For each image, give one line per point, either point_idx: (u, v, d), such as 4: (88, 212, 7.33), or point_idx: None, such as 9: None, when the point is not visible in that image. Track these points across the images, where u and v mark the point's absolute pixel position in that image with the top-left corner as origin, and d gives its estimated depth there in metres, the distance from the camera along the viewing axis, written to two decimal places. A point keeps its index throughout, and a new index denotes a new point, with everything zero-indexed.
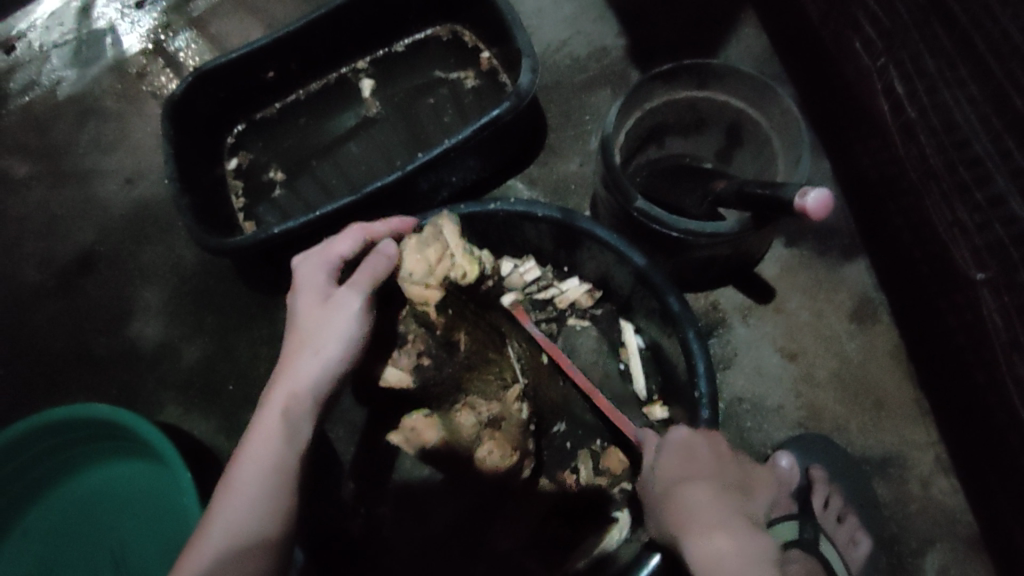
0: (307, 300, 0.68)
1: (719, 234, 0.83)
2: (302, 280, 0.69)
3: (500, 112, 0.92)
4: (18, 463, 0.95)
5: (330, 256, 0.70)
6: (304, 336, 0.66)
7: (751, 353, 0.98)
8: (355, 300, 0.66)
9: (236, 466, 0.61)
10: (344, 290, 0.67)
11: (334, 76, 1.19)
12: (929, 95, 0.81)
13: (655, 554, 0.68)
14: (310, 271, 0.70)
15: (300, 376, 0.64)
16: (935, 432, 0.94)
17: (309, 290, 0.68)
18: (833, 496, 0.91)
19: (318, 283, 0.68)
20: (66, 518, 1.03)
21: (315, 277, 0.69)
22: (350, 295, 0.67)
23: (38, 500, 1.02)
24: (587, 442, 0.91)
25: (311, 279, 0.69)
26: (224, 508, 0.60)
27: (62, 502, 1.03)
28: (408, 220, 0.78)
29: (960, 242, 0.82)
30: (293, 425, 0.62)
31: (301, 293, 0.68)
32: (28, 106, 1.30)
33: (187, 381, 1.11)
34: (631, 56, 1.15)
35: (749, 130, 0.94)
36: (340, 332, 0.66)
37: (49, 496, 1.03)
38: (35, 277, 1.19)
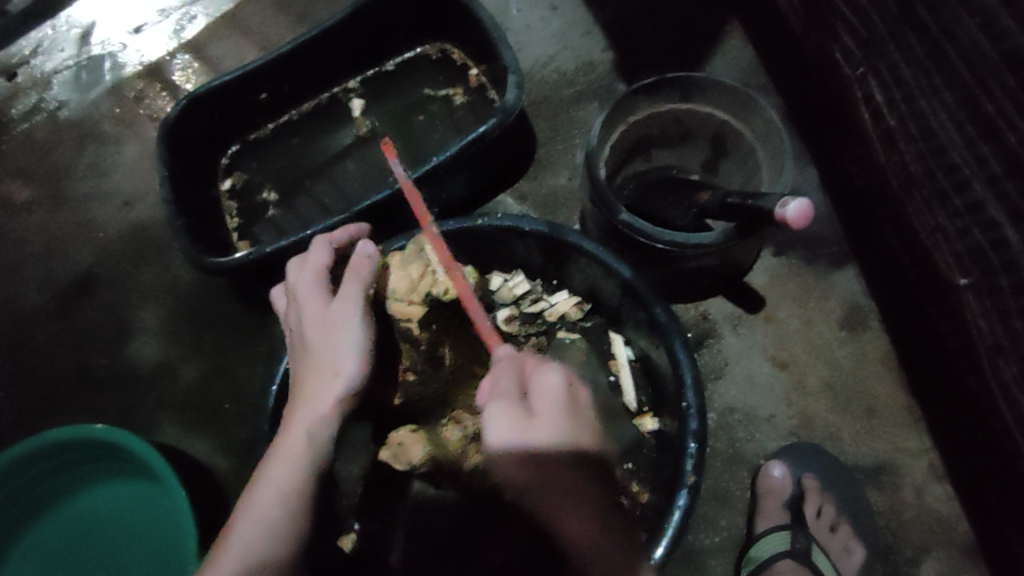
0: (312, 319, 0.68)
1: (704, 244, 0.84)
2: (298, 301, 0.70)
3: (486, 129, 0.93)
4: (11, 487, 0.96)
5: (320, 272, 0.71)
6: (317, 355, 0.66)
7: (742, 362, 0.98)
8: (354, 309, 0.67)
9: (257, 488, 0.60)
10: (342, 301, 0.68)
11: (326, 96, 1.21)
12: (906, 103, 0.81)
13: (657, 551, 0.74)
14: (304, 291, 0.70)
15: (323, 396, 0.63)
16: (928, 439, 0.93)
17: (310, 308, 0.68)
18: (826, 504, 0.92)
19: (318, 300, 0.69)
20: (58, 543, 1.03)
21: (311, 295, 0.69)
22: (348, 305, 0.67)
23: (30, 526, 1.03)
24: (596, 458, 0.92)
25: (308, 298, 0.69)
26: (245, 530, 0.58)
27: (54, 528, 1.04)
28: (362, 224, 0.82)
29: (942, 247, 0.82)
30: (319, 443, 0.62)
31: (303, 314, 0.68)
32: (29, 131, 1.32)
33: (184, 400, 1.12)
34: (617, 71, 1.16)
35: (732, 141, 0.95)
36: (350, 344, 0.65)
37: (40, 522, 1.03)
38: (35, 299, 1.20)
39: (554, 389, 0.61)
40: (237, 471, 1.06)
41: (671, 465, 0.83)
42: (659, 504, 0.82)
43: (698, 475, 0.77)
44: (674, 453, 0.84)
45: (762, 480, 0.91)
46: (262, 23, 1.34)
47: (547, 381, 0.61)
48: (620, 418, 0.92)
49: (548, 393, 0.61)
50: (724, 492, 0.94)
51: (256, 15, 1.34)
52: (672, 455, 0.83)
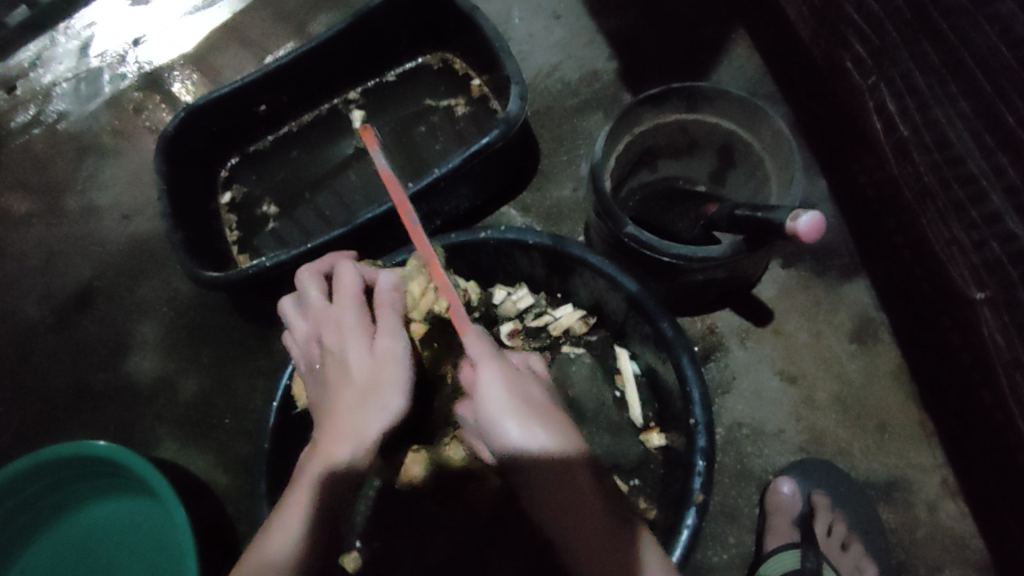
0: (355, 344, 0.63)
1: (710, 258, 0.83)
2: (335, 328, 0.66)
3: (489, 140, 0.92)
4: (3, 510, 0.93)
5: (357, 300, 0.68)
6: (358, 381, 0.61)
7: (750, 376, 0.96)
8: (401, 342, 0.64)
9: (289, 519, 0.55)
10: (386, 333, 0.64)
11: (326, 108, 1.20)
12: (920, 113, 0.81)
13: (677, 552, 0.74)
14: (343, 318, 0.66)
15: (364, 429, 0.59)
16: (941, 455, 0.91)
17: (351, 335, 0.64)
18: (836, 522, 0.90)
19: (360, 327, 0.65)
20: (51, 568, 1.00)
21: (352, 323, 0.66)
22: (394, 337, 0.64)
23: (19, 553, 0.99)
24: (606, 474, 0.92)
25: (348, 325, 0.66)
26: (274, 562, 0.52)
27: (45, 553, 1.01)
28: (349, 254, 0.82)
29: (958, 260, 0.82)
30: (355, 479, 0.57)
31: (345, 339, 0.64)
32: (29, 143, 1.31)
33: (184, 415, 1.10)
34: (621, 80, 1.15)
35: (740, 151, 0.94)
36: (396, 377, 0.62)
37: (30, 548, 1.00)
38: (34, 313, 1.19)
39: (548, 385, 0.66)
40: (237, 488, 1.05)
41: (679, 483, 0.81)
42: (669, 522, 0.80)
43: (707, 494, 0.75)
44: (681, 471, 0.82)
45: (772, 496, 0.89)
46: (262, 34, 1.33)
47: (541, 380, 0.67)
48: (627, 434, 0.91)
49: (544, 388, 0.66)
50: (732, 509, 0.92)
51: (256, 26, 1.33)
52: (681, 472, 0.82)
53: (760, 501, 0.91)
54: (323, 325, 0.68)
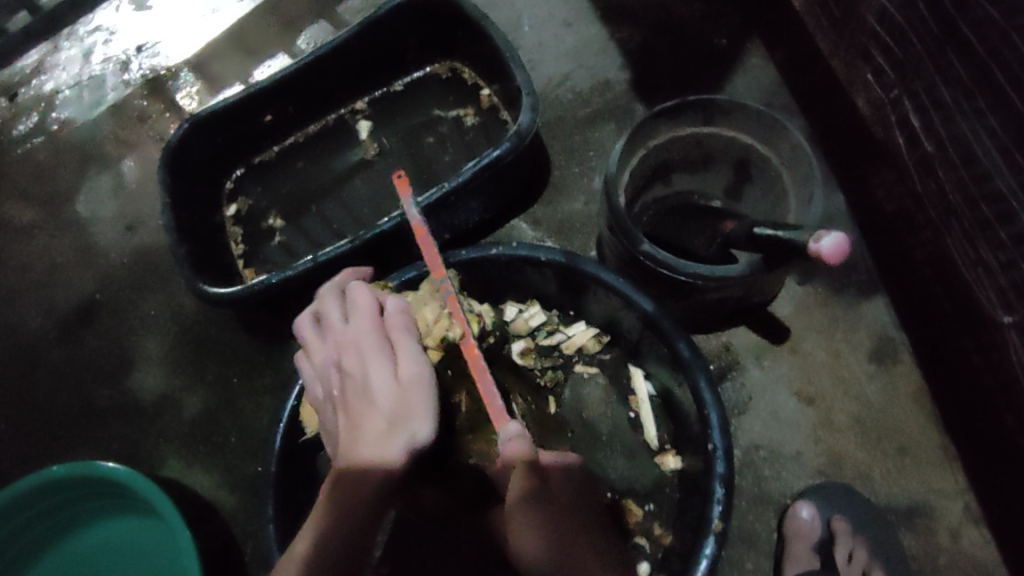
0: (378, 368, 0.63)
1: (729, 277, 0.81)
2: (354, 350, 0.65)
3: (500, 154, 0.90)
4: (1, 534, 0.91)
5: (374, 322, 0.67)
6: (384, 407, 0.61)
7: (767, 396, 0.94)
8: (424, 368, 0.63)
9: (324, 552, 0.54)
10: (408, 358, 0.64)
11: (332, 117, 1.17)
12: (946, 128, 0.80)
13: None
14: (362, 340, 0.65)
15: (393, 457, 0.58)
16: (964, 479, 0.89)
17: (374, 357, 0.63)
18: (857, 548, 0.87)
19: (381, 352, 0.64)
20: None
21: (372, 345, 0.65)
22: (417, 363, 0.64)
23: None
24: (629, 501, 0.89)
25: (368, 346, 0.65)
26: None
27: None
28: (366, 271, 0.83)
29: (984, 282, 0.81)
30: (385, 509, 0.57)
31: (367, 363, 0.63)
32: (31, 152, 1.29)
33: (188, 432, 1.08)
34: (634, 90, 1.13)
35: (757, 166, 0.91)
36: (421, 403, 0.61)
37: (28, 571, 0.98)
38: (37, 327, 1.17)
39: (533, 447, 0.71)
40: (242, 508, 1.03)
41: (697, 509, 0.79)
42: (686, 550, 0.78)
43: (725, 522, 0.73)
44: (699, 497, 0.80)
45: (790, 522, 0.87)
46: (266, 41, 1.30)
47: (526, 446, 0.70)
48: None
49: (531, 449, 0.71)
50: (749, 534, 0.90)
51: (260, 33, 1.31)
52: (698, 497, 0.80)
53: (778, 527, 0.89)
54: (339, 345, 0.67)
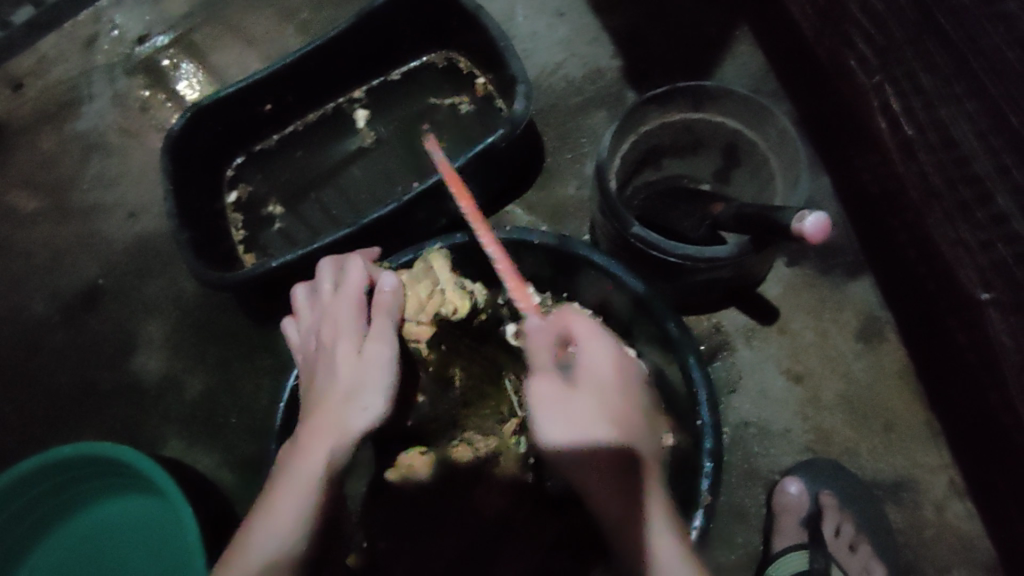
0: (348, 342, 0.68)
1: (718, 258, 0.82)
2: (333, 321, 0.70)
3: (494, 140, 0.92)
4: (9, 512, 0.93)
5: (356, 297, 0.72)
6: (347, 379, 0.66)
7: (756, 375, 0.96)
8: (392, 348, 0.68)
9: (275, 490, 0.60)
10: (380, 335, 0.69)
11: (331, 106, 1.19)
12: (925, 112, 0.81)
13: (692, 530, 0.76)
14: (341, 313, 0.70)
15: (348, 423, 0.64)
16: (948, 455, 0.91)
17: (348, 332, 0.69)
18: (844, 523, 0.89)
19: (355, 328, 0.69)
20: (59, 567, 1.01)
21: (350, 319, 0.70)
22: (386, 342, 0.69)
23: (26, 552, 1.00)
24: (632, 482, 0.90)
25: (345, 320, 0.70)
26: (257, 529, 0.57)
27: (52, 552, 1.01)
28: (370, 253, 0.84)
29: (964, 262, 0.82)
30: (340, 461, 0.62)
31: (339, 337, 0.69)
32: (36, 141, 1.31)
33: (191, 414, 1.10)
34: (625, 78, 1.15)
35: (745, 150, 0.93)
36: (381, 380, 0.66)
37: (37, 546, 1.01)
38: (41, 311, 1.19)
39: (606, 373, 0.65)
40: (244, 486, 1.05)
41: (686, 483, 0.81)
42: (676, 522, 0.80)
43: (714, 495, 0.76)
44: (689, 471, 0.82)
45: (779, 496, 0.89)
46: (265, 32, 1.33)
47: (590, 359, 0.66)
48: None
49: (592, 375, 0.65)
50: (738, 508, 0.92)
51: (259, 24, 1.33)
52: (688, 472, 0.82)
53: (766, 503, 0.91)
54: (323, 317, 0.72)
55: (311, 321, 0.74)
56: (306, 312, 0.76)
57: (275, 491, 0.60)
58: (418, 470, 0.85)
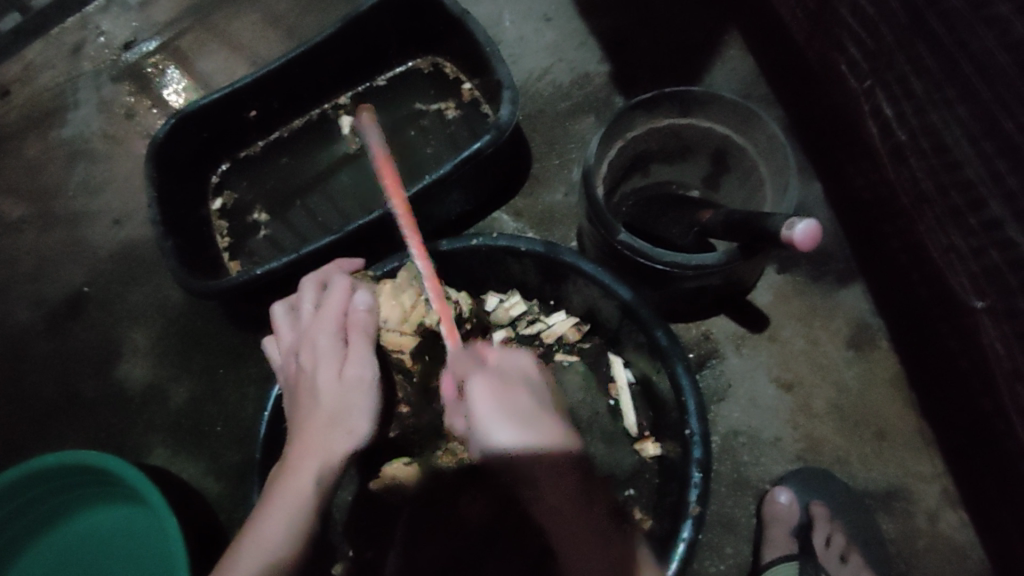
0: (326, 367, 0.67)
1: (706, 266, 0.82)
2: (310, 345, 0.69)
3: (480, 146, 0.91)
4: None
5: (334, 317, 0.70)
6: (327, 406, 0.65)
7: (746, 383, 0.95)
8: (371, 370, 0.67)
9: (257, 526, 0.59)
10: (358, 358, 0.68)
11: (317, 113, 1.19)
12: (917, 117, 0.81)
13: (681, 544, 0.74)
14: (317, 336, 0.69)
15: (332, 450, 0.63)
16: (941, 463, 0.90)
17: (327, 355, 0.67)
18: (835, 533, 0.88)
19: (334, 351, 0.68)
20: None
21: (326, 342, 0.68)
22: (365, 364, 0.68)
23: (8, 565, 0.98)
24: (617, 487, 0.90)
25: (321, 343, 0.68)
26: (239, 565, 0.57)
27: (34, 565, 0.99)
28: (357, 262, 0.83)
29: (957, 268, 0.81)
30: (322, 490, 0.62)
31: (319, 360, 0.68)
32: (21, 147, 1.30)
33: (175, 423, 1.08)
34: (614, 83, 1.14)
35: (734, 155, 0.92)
36: (364, 404, 0.66)
37: (18, 559, 0.99)
38: (25, 319, 1.18)
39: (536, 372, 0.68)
40: (228, 497, 1.03)
41: (675, 493, 0.80)
42: (663, 535, 0.79)
43: (702, 506, 0.74)
44: (676, 481, 0.81)
45: (768, 507, 0.88)
46: (253, 38, 1.32)
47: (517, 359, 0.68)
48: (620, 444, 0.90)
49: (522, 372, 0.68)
50: (728, 518, 0.90)
51: (246, 30, 1.32)
52: (676, 483, 0.81)
53: (756, 512, 0.90)
54: (301, 338, 0.71)
55: (289, 340, 0.73)
56: (284, 330, 0.75)
57: (256, 523, 0.60)
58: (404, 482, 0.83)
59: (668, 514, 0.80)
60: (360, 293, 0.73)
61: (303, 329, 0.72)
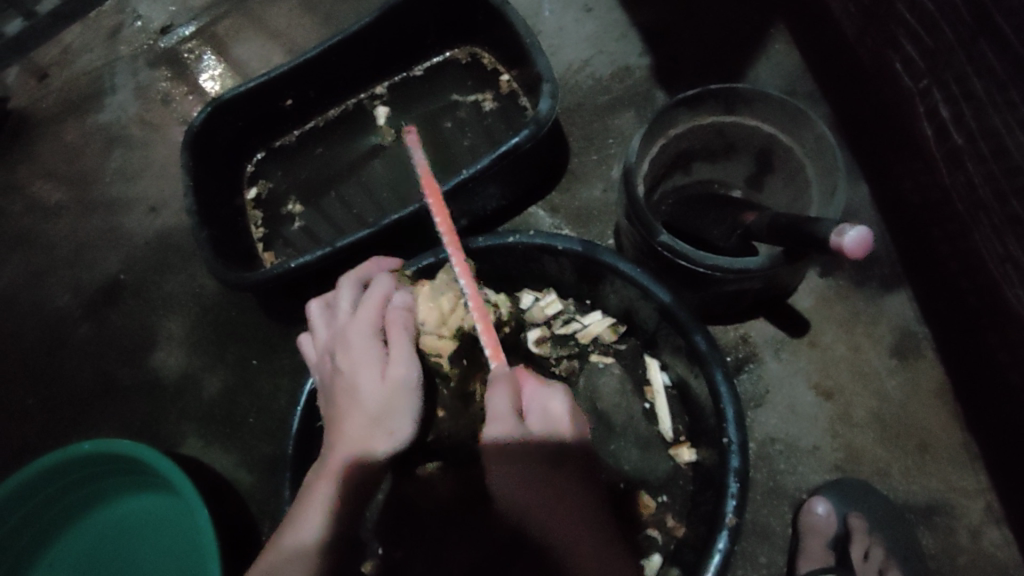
0: (368, 369, 0.66)
1: (749, 270, 0.79)
2: (348, 345, 0.68)
3: (519, 140, 0.89)
4: (26, 508, 0.93)
5: (372, 317, 0.69)
6: (369, 407, 0.65)
7: (785, 390, 0.93)
8: (413, 369, 0.66)
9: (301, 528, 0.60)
10: (399, 356, 0.66)
11: (352, 103, 1.17)
12: (976, 120, 0.78)
13: (717, 553, 0.72)
14: (355, 336, 0.68)
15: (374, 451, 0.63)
16: (986, 478, 0.87)
17: (366, 356, 0.67)
18: (873, 546, 0.85)
19: (373, 350, 0.67)
20: (77, 564, 1.00)
21: (365, 342, 0.67)
22: (407, 362, 0.66)
23: (46, 546, 1.00)
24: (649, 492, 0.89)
25: (361, 344, 0.67)
26: None
27: (70, 548, 1.01)
28: (394, 262, 0.82)
29: (1013, 280, 0.79)
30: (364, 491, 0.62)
31: (358, 360, 0.67)
32: (60, 132, 1.31)
33: (208, 412, 1.09)
34: (655, 77, 1.11)
35: (779, 156, 0.90)
36: (407, 405, 0.65)
37: (54, 543, 1.00)
38: (63, 304, 1.19)
39: (567, 418, 0.68)
40: (260, 488, 1.03)
41: (712, 501, 0.79)
42: (699, 544, 0.78)
43: (740, 517, 0.73)
44: (713, 490, 0.79)
45: (805, 517, 0.86)
46: (288, 24, 1.31)
47: (548, 402, 0.68)
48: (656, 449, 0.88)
49: (549, 418, 0.68)
50: (763, 527, 0.89)
51: (282, 17, 1.31)
52: (712, 491, 0.79)
53: (792, 521, 0.88)
54: (338, 337, 0.70)
55: (325, 339, 0.72)
56: (320, 329, 0.74)
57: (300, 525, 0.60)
58: (435, 482, 0.85)
59: (704, 524, 0.79)
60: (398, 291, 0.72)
61: (341, 327, 0.71)
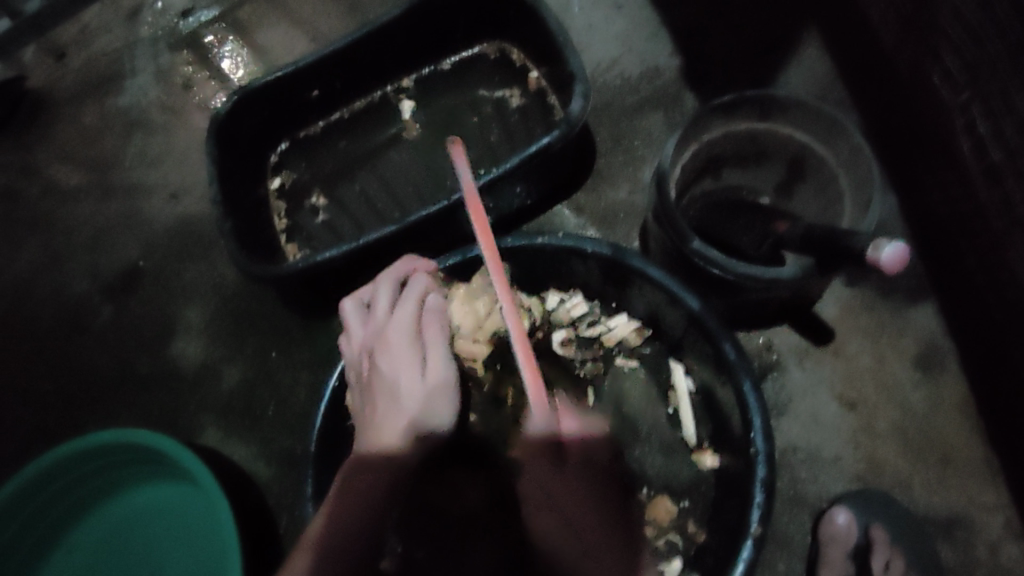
0: (408, 368, 0.68)
1: (780, 279, 0.79)
2: (387, 345, 0.69)
3: (549, 140, 0.88)
4: (44, 492, 0.93)
5: (410, 317, 0.70)
6: (408, 406, 0.67)
7: (808, 399, 0.93)
8: (451, 371, 0.69)
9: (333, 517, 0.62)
10: (436, 358, 0.69)
11: (377, 95, 1.16)
12: (1019, 135, 0.80)
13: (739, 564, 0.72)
14: (394, 336, 0.69)
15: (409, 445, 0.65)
16: (1005, 493, 0.88)
17: (406, 355, 0.68)
18: (894, 558, 0.85)
19: (411, 350, 0.69)
20: (95, 549, 1.01)
21: (404, 342, 0.69)
22: (444, 364, 0.69)
23: (64, 530, 1.00)
24: (674, 498, 0.90)
25: (399, 344, 0.69)
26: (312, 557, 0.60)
27: (85, 536, 1.01)
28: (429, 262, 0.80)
29: None
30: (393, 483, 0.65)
31: (397, 359, 0.68)
32: (78, 115, 1.30)
33: (228, 403, 1.09)
34: (685, 78, 1.11)
35: (812, 165, 0.89)
36: (445, 403, 0.68)
37: (69, 531, 1.00)
38: (82, 288, 1.19)
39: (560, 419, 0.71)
40: (279, 480, 1.03)
41: (736, 507, 0.79)
42: (723, 551, 0.78)
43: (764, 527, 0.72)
44: (736, 498, 0.80)
45: (825, 528, 0.86)
46: (312, 12, 1.29)
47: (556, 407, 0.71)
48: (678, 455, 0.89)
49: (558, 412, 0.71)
50: (783, 535, 0.89)
51: (306, 4, 1.30)
52: (735, 499, 0.80)
53: (811, 531, 0.89)
54: (375, 335, 0.71)
55: (363, 339, 0.73)
56: (356, 328, 0.75)
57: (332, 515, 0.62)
58: (463, 487, 0.84)
59: (725, 533, 0.79)
60: (432, 294, 0.73)
61: (379, 325, 0.72)
